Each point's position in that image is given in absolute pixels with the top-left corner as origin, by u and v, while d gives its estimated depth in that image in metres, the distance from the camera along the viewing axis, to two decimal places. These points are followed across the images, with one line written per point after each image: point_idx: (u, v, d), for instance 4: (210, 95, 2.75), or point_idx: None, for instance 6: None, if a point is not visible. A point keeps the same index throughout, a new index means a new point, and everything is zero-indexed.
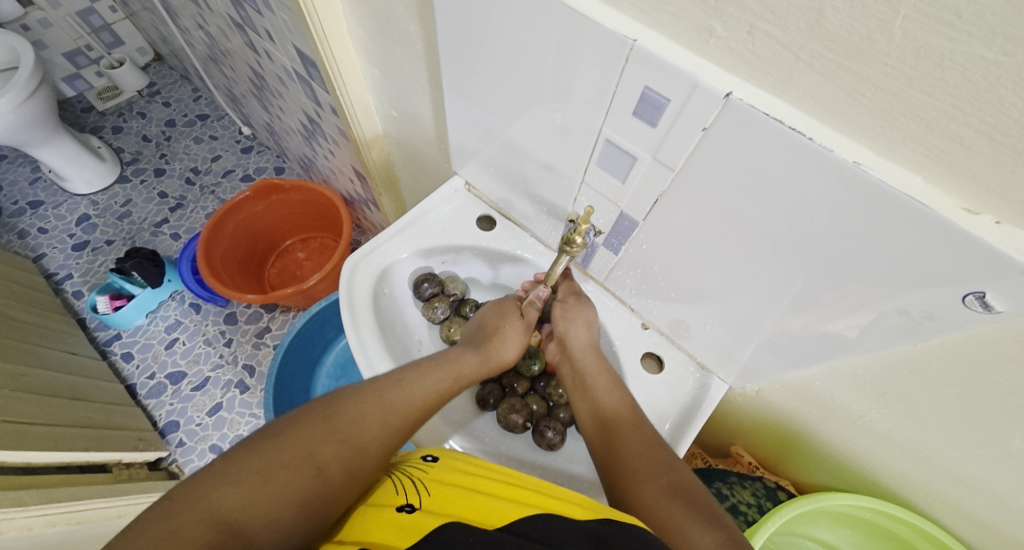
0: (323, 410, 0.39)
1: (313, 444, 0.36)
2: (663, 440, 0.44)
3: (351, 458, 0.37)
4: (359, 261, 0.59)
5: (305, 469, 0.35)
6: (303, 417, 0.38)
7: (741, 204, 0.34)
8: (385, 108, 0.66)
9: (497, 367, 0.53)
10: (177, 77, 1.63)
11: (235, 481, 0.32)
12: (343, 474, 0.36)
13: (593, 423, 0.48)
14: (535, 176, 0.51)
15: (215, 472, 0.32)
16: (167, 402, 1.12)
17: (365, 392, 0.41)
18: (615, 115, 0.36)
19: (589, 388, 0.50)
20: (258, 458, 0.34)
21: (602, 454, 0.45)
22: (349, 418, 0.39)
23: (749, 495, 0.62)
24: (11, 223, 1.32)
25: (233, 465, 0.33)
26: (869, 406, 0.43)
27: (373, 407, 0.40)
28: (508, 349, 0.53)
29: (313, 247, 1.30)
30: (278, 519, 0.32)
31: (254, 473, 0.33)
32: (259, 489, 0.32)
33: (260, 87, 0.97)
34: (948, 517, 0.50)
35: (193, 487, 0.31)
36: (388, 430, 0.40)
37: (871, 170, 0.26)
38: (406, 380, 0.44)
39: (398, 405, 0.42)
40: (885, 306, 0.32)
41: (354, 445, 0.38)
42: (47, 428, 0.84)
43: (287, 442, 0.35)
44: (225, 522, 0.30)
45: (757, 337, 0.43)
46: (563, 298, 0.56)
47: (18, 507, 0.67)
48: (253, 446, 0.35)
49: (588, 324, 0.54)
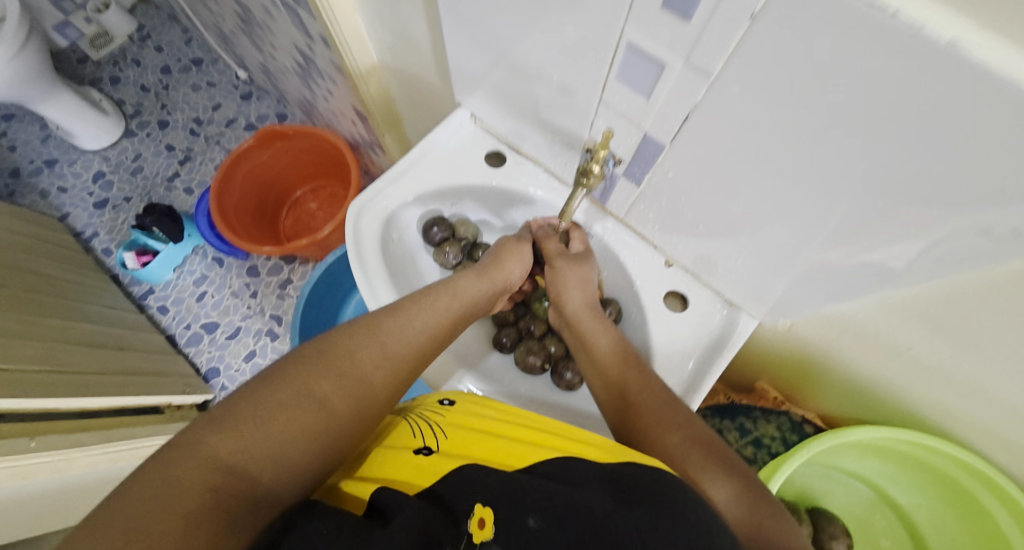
0: (316, 349, 0.37)
1: (310, 381, 0.34)
2: (674, 394, 0.42)
3: (354, 391, 0.36)
4: (364, 206, 0.56)
5: (306, 405, 0.33)
6: (296, 359, 0.36)
7: (791, 112, 0.29)
8: (379, 34, 0.60)
9: (503, 283, 0.52)
10: (166, 18, 1.54)
11: (232, 425, 0.30)
12: (348, 407, 0.35)
13: (602, 379, 0.46)
14: (548, 100, 0.46)
15: (210, 420, 0.30)
16: (206, 349, 1.15)
17: (358, 328, 0.40)
18: (638, 12, 0.30)
19: (590, 344, 0.49)
20: (253, 400, 0.32)
21: (614, 412, 0.43)
22: (344, 352, 0.38)
23: (773, 429, 0.64)
24: (32, 182, 1.32)
25: (228, 411, 0.31)
26: (921, 338, 0.40)
27: (368, 340, 0.39)
28: (513, 268, 0.53)
29: (323, 196, 1.27)
30: (285, 457, 0.31)
31: (252, 414, 0.31)
32: (260, 429, 0.31)
33: (248, 22, 0.91)
34: (992, 448, 0.48)
35: (187, 436, 0.29)
36: (388, 361, 0.40)
37: (971, 51, 0.20)
38: (400, 311, 0.43)
39: (396, 336, 0.41)
40: (960, 224, 0.27)
41: (354, 379, 0.37)
42: (98, 377, 0.88)
43: (282, 382, 0.34)
44: (227, 465, 0.29)
45: (796, 269, 0.40)
46: (553, 258, 0.53)
47: (80, 446, 0.71)
48: (247, 392, 0.33)
49: (583, 283, 0.52)
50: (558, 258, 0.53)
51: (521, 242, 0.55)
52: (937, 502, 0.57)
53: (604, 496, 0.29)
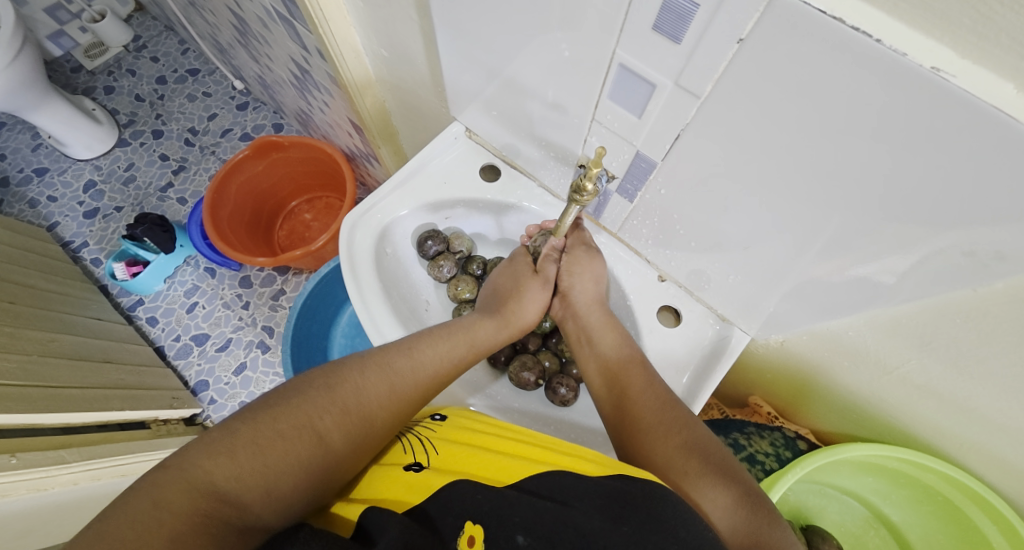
0: (325, 379, 0.37)
1: (314, 414, 0.34)
2: (675, 396, 0.41)
3: (355, 428, 0.36)
4: (357, 219, 0.55)
5: (306, 439, 0.33)
6: (304, 387, 0.36)
7: (781, 131, 0.29)
8: (375, 49, 0.61)
9: (519, 330, 0.52)
10: (162, 28, 1.55)
11: (229, 450, 0.30)
12: (345, 443, 0.35)
13: (602, 376, 0.46)
14: (542, 117, 0.46)
15: (208, 441, 0.30)
16: (194, 362, 1.13)
17: (370, 360, 0.40)
18: (630, 33, 0.31)
19: (595, 340, 0.49)
20: (255, 426, 0.32)
21: (613, 408, 0.43)
22: (353, 388, 0.37)
23: (768, 444, 0.61)
24: (21, 191, 1.30)
25: (227, 434, 0.31)
26: (909, 356, 0.40)
27: (377, 374, 0.39)
28: (527, 313, 0.52)
29: (319, 207, 1.27)
30: (277, 488, 0.31)
31: (251, 442, 0.31)
32: (256, 460, 0.30)
33: (245, 34, 0.91)
34: (978, 464, 0.48)
35: (182, 457, 0.29)
36: (394, 399, 0.39)
37: (953, 78, 0.21)
38: (414, 346, 0.43)
39: (405, 372, 0.41)
40: (946, 246, 0.28)
41: (357, 413, 0.36)
42: (82, 390, 0.86)
43: (286, 410, 0.33)
44: (219, 492, 0.28)
45: (787, 285, 0.40)
46: (574, 246, 0.53)
47: (60, 464, 0.70)
48: (248, 415, 0.32)
49: (596, 279, 0.52)
50: (576, 248, 0.52)
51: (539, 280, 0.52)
52: (928, 519, 0.57)
53: (594, 516, 0.28)
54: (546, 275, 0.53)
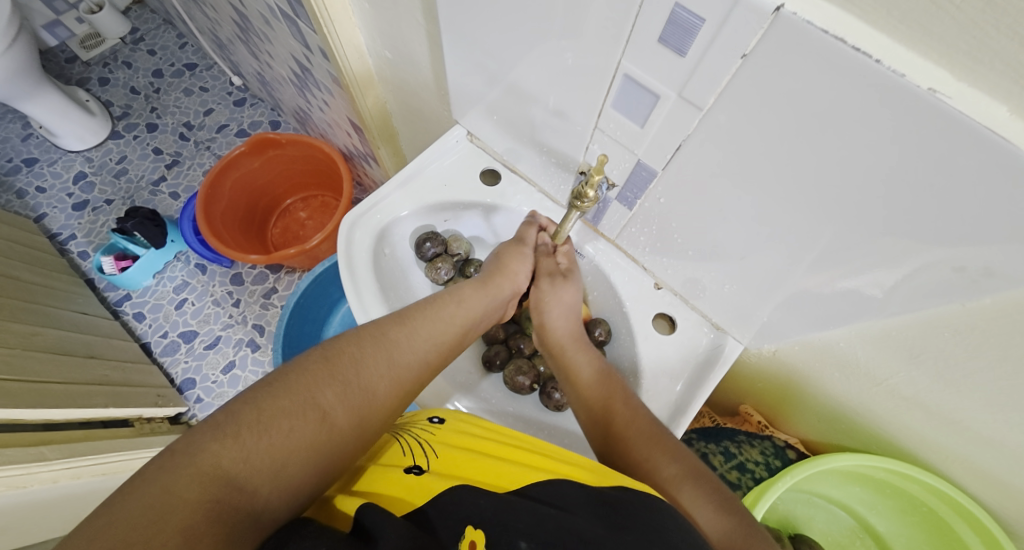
0: (323, 355, 0.37)
1: (314, 390, 0.34)
2: (663, 426, 0.41)
3: (358, 402, 0.36)
4: (357, 219, 0.56)
5: (309, 414, 0.33)
6: (302, 363, 0.36)
7: (780, 145, 0.30)
8: (379, 50, 0.61)
9: (512, 290, 0.53)
10: (160, 22, 1.54)
11: (233, 433, 0.30)
12: (350, 418, 0.35)
13: (586, 408, 0.46)
14: (544, 123, 0.47)
15: (212, 425, 0.30)
16: (182, 359, 1.12)
17: (365, 335, 0.40)
18: (636, 44, 0.31)
19: (575, 373, 0.49)
20: (258, 406, 0.32)
21: (599, 438, 0.43)
22: (350, 362, 0.37)
23: (758, 453, 0.62)
24: (8, 181, 1.28)
25: (230, 417, 0.31)
26: (898, 369, 0.41)
27: (374, 348, 0.39)
28: (516, 269, 0.53)
29: (314, 206, 1.26)
30: (286, 469, 0.31)
31: (254, 423, 0.31)
32: (261, 440, 0.30)
33: (246, 30, 0.91)
34: (963, 477, 0.49)
35: (187, 441, 0.29)
36: (393, 371, 0.39)
37: (948, 100, 0.22)
38: (408, 319, 0.43)
39: (402, 346, 0.41)
40: (938, 262, 0.29)
41: (358, 387, 0.36)
42: (64, 386, 0.85)
43: (286, 388, 0.33)
44: (227, 476, 0.28)
45: (780, 295, 0.40)
46: (541, 278, 0.54)
47: (40, 461, 0.68)
48: (250, 397, 0.32)
49: (566, 308, 0.53)
50: (545, 280, 0.53)
51: (523, 245, 0.55)
52: (912, 530, 0.57)
53: (590, 521, 0.28)
54: (523, 237, 0.55)
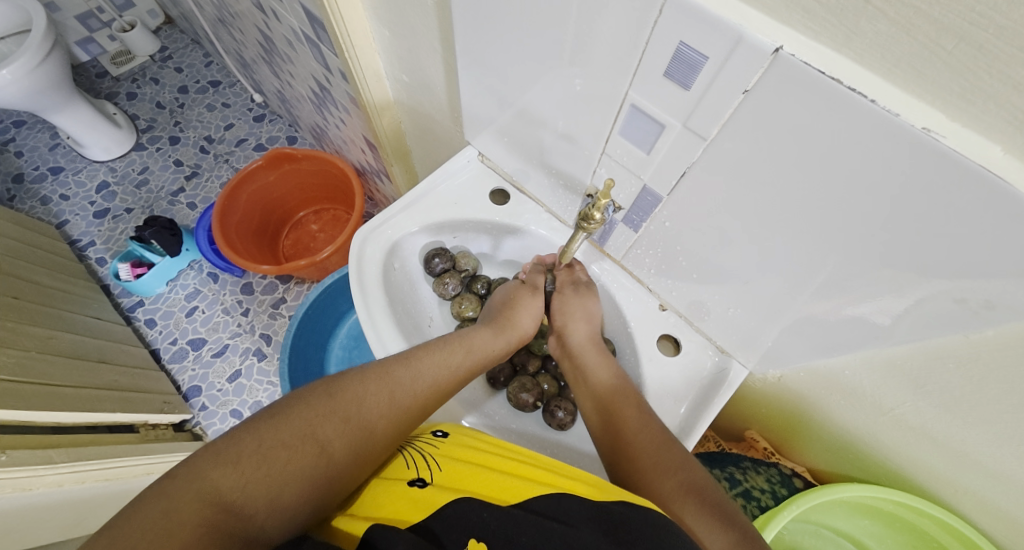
0: (328, 389, 0.38)
1: (315, 423, 0.35)
2: (672, 435, 0.42)
3: (356, 438, 0.36)
4: (368, 234, 0.57)
5: (308, 448, 0.33)
6: (306, 396, 0.36)
7: (781, 174, 0.31)
8: (397, 74, 0.64)
9: (518, 340, 0.53)
10: (188, 41, 1.60)
11: (233, 460, 0.30)
12: (348, 453, 0.35)
13: (597, 409, 0.47)
14: (552, 146, 0.48)
15: (215, 451, 0.31)
16: (189, 367, 1.14)
17: (370, 371, 0.40)
18: (643, 77, 0.33)
19: (589, 376, 0.50)
20: (259, 436, 0.32)
21: (607, 441, 0.44)
22: (354, 397, 0.38)
23: (764, 480, 0.61)
24: (34, 188, 1.33)
25: (233, 444, 0.31)
26: (905, 399, 0.41)
27: (378, 385, 0.40)
28: (524, 323, 0.54)
29: (326, 219, 1.29)
30: (280, 500, 0.31)
31: (254, 453, 0.31)
32: (259, 469, 0.31)
33: (270, 51, 0.95)
34: (974, 512, 0.48)
35: (191, 466, 0.29)
36: (394, 409, 0.39)
37: (942, 138, 0.23)
38: (413, 357, 0.44)
39: (403, 382, 0.41)
40: (941, 293, 0.29)
41: (359, 423, 0.37)
42: (75, 390, 0.86)
43: (289, 420, 0.34)
44: (224, 503, 0.29)
45: (784, 320, 0.41)
46: (563, 286, 0.55)
47: (47, 464, 0.70)
48: (253, 426, 0.33)
49: (588, 317, 0.54)
50: (568, 287, 0.55)
51: (535, 292, 0.55)
52: None
53: (593, 538, 0.29)
54: (534, 283, 0.56)
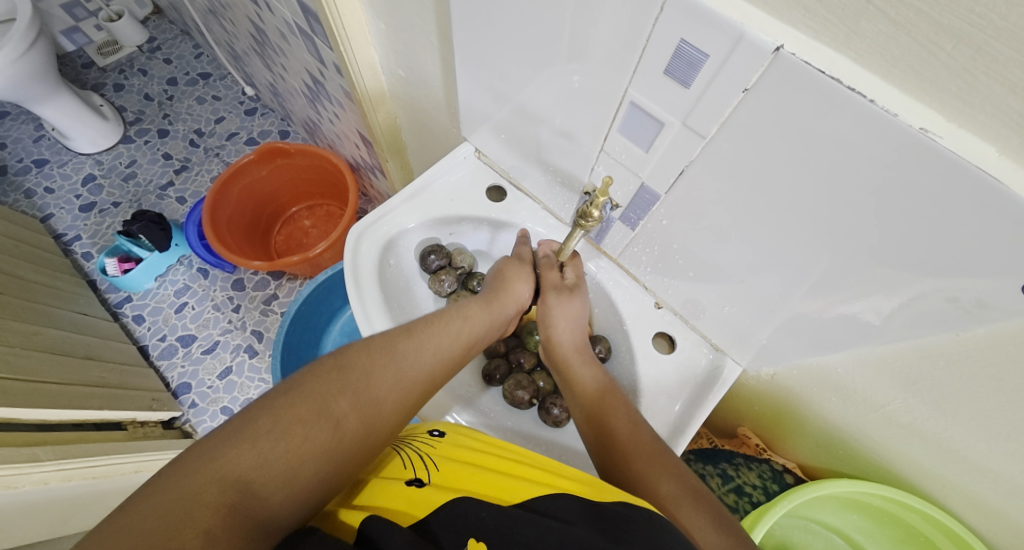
0: (336, 363, 0.37)
1: (327, 398, 0.34)
2: (664, 443, 0.42)
3: (367, 413, 0.36)
4: (364, 230, 0.57)
5: (322, 423, 0.33)
6: (316, 372, 0.36)
7: (778, 174, 0.31)
8: (392, 68, 0.63)
9: (514, 306, 0.54)
10: (178, 32, 1.57)
11: (250, 439, 0.30)
12: (360, 427, 0.35)
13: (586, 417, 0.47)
14: (549, 143, 0.48)
15: (229, 431, 0.30)
16: (178, 363, 1.12)
17: (375, 345, 0.40)
18: (642, 74, 0.33)
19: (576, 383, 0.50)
20: (274, 413, 0.32)
21: (598, 443, 0.44)
22: (363, 373, 0.37)
23: (755, 477, 0.62)
24: (17, 181, 1.30)
25: (247, 422, 0.31)
26: (896, 396, 0.41)
27: (385, 360, 0.39)
28: (520, 287, 0.54)
29: (318, 214, 1.28)
30: (298, 478, 0.31)
31: (270, 430, 0.31)
32: (276, 445, 0.30)
33: (262, 44, 0.93)
34: (962, 508, 0.49)
35: (205, 447, 0.29)
36: (401, 384, 0.39)
37: (941, 140, 0.23)
38: (416, 330, 0.43)
39: (410, 357, 0.41)
40: (933, 292, 0.29)
41: (368, 397, 0.37)
42: (60, 387, 0.85)
43: (301, 396, 0.33)
44: (242, 483, 0.28)
45: (778, 319, 0.41)
46: (547, 291, 0.54)
47: (32, 462, 0.68)
48: (266, 403, 0.33)
49: (573, 322, 0.53)
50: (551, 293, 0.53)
51: (523, 263, 0.56)
52: None
53: (591, 535, 0.29)
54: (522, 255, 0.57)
